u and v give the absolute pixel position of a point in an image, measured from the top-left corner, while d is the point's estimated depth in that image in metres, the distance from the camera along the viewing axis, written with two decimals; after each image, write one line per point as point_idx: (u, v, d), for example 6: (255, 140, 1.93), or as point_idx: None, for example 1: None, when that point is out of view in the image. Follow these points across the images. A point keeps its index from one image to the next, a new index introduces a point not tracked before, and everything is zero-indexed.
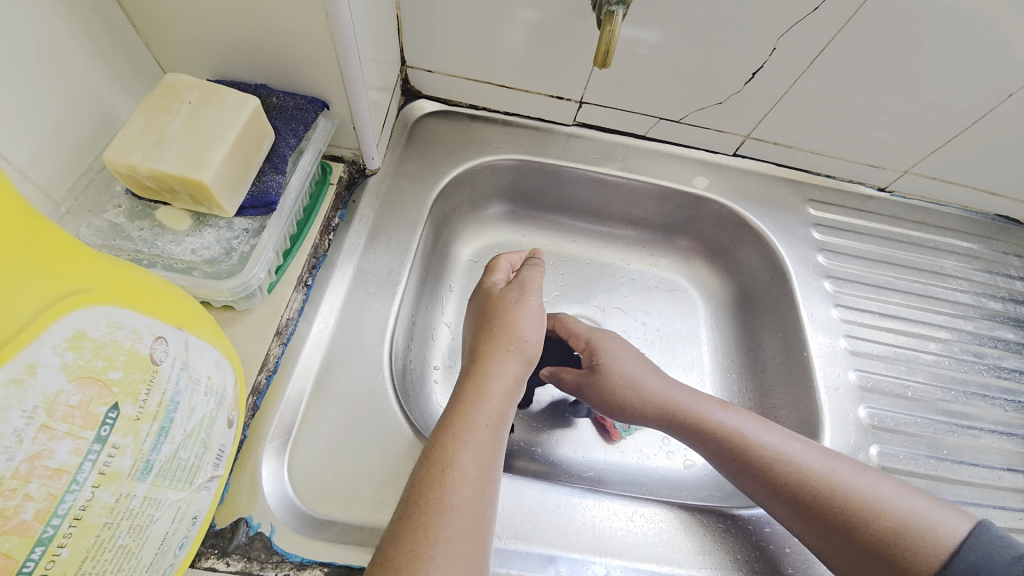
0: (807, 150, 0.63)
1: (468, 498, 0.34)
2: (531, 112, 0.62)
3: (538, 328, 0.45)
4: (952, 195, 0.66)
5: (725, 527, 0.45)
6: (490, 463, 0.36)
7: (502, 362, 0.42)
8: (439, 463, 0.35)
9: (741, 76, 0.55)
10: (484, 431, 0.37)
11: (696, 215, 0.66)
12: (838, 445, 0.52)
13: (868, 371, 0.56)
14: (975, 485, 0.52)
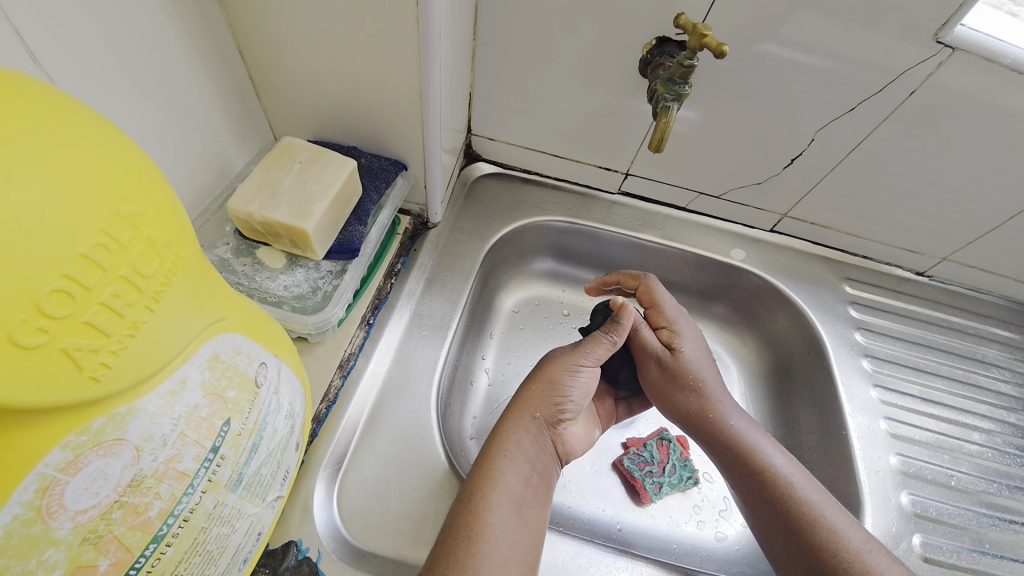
0: (843, 231, 0.66)
1: (512, 531, 0.38)
2: (579, 180, 0.68)
3: (581, 395, 0.46)
4: (993, 284, 0.66)
5: None
6: (525, 506, 0.40)
7: (543, 409, 0.45)
8: (483, 495, 0.39)
9: (780, 161, 0.59)
10: (520, 471, 0.41)
11: (732, 284, 0.68)
12: (879, 531, 0.50)
13: (910, 456, 0.55)
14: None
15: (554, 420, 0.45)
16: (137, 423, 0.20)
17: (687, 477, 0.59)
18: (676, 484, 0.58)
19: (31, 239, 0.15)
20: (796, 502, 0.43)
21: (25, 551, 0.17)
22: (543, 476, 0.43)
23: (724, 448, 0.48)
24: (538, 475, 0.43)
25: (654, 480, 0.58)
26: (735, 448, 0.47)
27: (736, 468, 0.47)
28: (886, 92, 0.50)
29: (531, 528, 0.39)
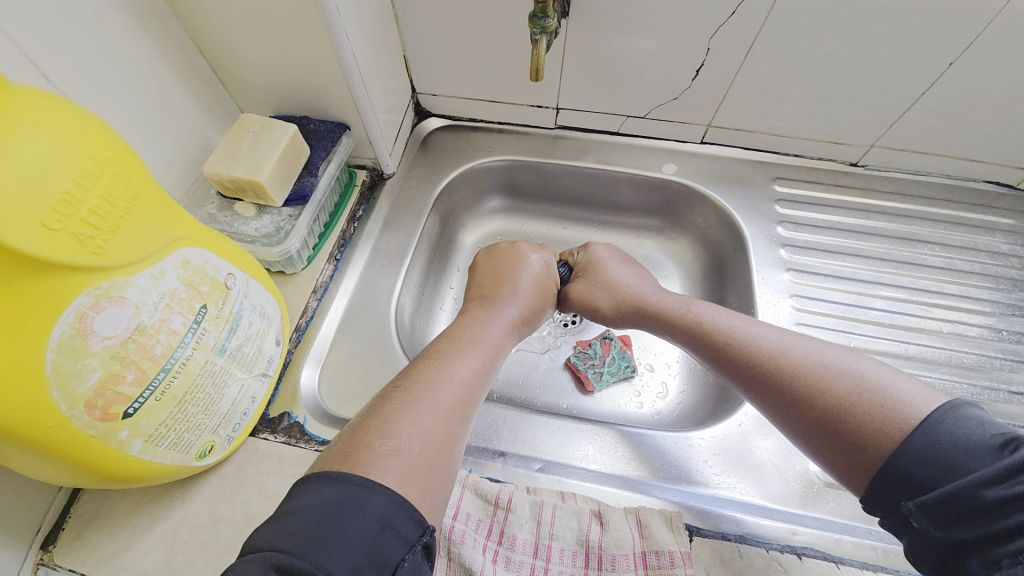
0: (769, 133, 0.69)
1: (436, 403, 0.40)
2: (519, 120, 0.75)
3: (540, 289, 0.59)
4: (928, 165, 0.68)
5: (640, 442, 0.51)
6: (461, 407, 0.42)
7: (478, 331, 0.51)
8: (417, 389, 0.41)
9: (687, 74, 0.63)
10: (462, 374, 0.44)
11: (669, 198, 0.74)
12: None
13: (809, 324, 0.61)
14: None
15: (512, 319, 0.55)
16: (133, 290, 0.32)
17: (626, 367, 0.68)
18: (616, 372, 0.68)
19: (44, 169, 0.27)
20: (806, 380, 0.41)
21: (74, 356, 0.30)
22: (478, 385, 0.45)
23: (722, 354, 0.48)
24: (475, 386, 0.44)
25: (596, 370, 0.68)
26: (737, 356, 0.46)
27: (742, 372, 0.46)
28: None
29: (460, 406, 0.41)
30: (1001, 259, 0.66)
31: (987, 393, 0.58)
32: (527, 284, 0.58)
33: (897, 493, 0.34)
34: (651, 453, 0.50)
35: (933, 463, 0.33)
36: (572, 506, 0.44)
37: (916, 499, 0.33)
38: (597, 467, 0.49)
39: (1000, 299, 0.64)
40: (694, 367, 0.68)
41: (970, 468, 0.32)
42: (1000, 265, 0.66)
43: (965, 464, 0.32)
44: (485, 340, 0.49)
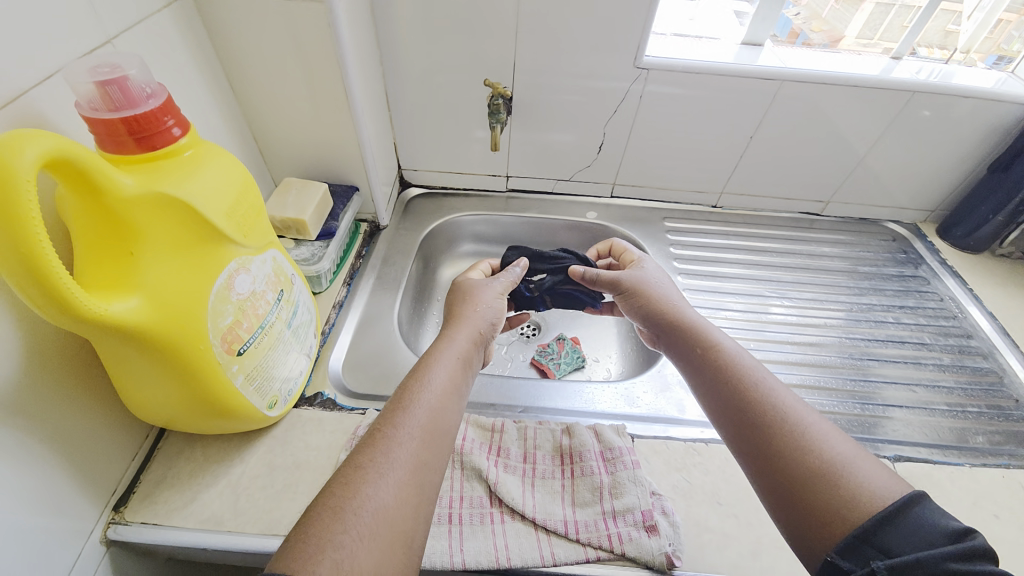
0: (656, 187, 0.99)
1: (395, 456, 0.42)
2: (479, 186, 1.02)
3: (491, 309, 0.64)
4: (760, 204, 1.00)
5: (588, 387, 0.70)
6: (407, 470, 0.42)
7: (443, 368, 0.52)
8: (358, 467, 0.40)
9: (594, 149, 0.93)
10: (409, 447, 0.43)
11: (594, 236, 1.00)
12: None
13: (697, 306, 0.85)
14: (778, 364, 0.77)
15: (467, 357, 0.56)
16: (253, 266, 0.50)
17: (578, 358, 0.87)
18: (571, 362, 0.87)
19: (227, 185, 0.46)
20: (774, 436, 0.44)
21: (223, 300, 0.46)
22: (431, 439, 0.45)
23: (711, 395, 0.51)
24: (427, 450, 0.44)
25: (555, 362, 0.86)
26: (721, 396, 0.50)
27: (720, 410, 0.50)
28: (629, 98, 0.85)
29: (412, 474, 0.42)
30: (818, 257, 0.96)
31: (825, 341, 0.81)
32: (484, 327, 0.61)
33: (867, 555, 0.35)
34: (603, 394, 0.69)
35: (907, 535, 0.35)
36: (547, 426, 0.61)
37: (885, 561, 0.34)
38: (561, 407, 0.66)
39: (822, 282, 0.91)
40: (629, 356, 0.89)
41: (939, 545, 0.34)
42: (819, 261, 0.95)
43: (929, 540, 0.35)
44: (447, 390, 0.50)
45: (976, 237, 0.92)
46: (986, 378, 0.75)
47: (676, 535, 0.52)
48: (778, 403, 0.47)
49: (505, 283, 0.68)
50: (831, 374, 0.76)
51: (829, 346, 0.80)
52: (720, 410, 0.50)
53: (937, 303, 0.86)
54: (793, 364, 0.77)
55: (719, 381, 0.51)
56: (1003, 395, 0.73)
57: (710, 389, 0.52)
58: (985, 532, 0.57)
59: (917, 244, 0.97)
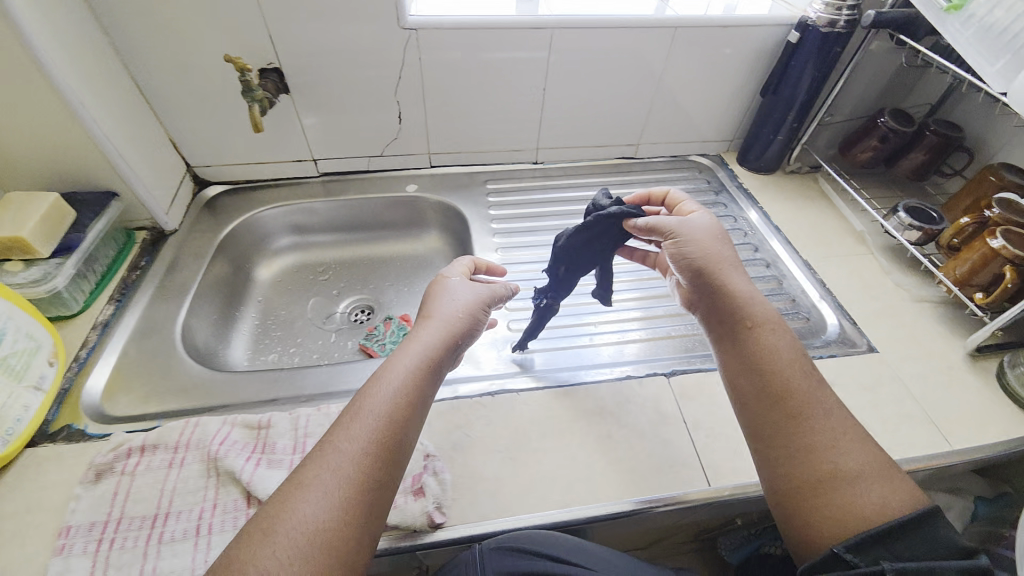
0: (470, 150, 0.98)
1: (342, 470, 0.42)
2: (289, 175, 0.96)
3: (473, 313, 0.59)
4: (577, 154, 1.02)
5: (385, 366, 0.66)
6: (341, 477, 0.41)
7: (403, 378, 0.49)
8: (302, 482, 0.41)
9: (394, 120, 0.90)
10: (343, 457, 0.42)
11: (418, 209, 0.98)
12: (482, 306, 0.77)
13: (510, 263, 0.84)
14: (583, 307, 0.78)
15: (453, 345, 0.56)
16: None
17: (405, 336, 0.85)
18: (397, 341, 0.84)
19: None
20: (809, 438, 0.47)
21: None
22: (394, 447, 0.45)
23: (740, 373, 0.53)
24: (375, 463, 0.43)
25: (381, 343, 0.83)
26: (750, 381, 0.52)
27: (749, 391, 0.52)
28: (409, 63, 0.82)
29: (360, 495, 0.41)
30: (634, 197, 0.99)
31: (632, 277, 0.84)
32: (454, 313, 0.58)
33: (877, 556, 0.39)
34: None
35: (927, 543, 0.39)
36: (324, 411, 0.58)
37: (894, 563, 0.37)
38: (351, 389, 0.63)
39: None
40: None
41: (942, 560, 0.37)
42: None
43: (931, 554, 0.38)
44: (416, 404, 0.48)
45: (766, 158, 0.98)
46: (770, 285, 0.81)
47: (443, 492, 0.52)
48: (818, 408, 0.48)
49: (489, 292, 0.62)
50: (632, 307, 0.79)
51: (632, 281, 0.83)
52: (751, 393, 0.51)
53: (733, 223, 0.92)
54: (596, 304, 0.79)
55: (755, 368, 0.52)
56: (782, 297, 0.79)
57: (759, 373, 0.52)
58: None
59: (719, 173, 1.03)
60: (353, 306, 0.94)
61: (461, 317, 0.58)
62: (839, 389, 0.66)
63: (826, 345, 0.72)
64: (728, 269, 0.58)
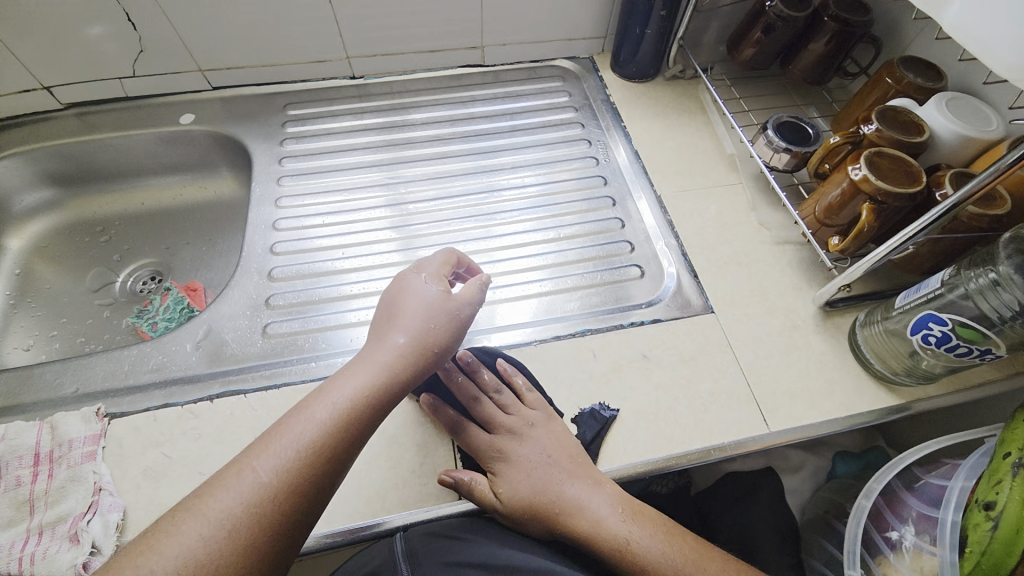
0: (260, 64, 0.77)
1: (233, 508, 0.33)
2: (22, 111, 0.74)
3: (454, 319, 0.46)
4: (405, 63, 0.81)
5: (91, 362, 0.53)
6: (255, 517, 0.33)
7: (314, 423, 0.37)
8: (257, 494, 0.34)
9: (126, 24, 0.67)
10: (241, 499, 0.33)
11: (202, 145, 0.78)
12: (242, 273, 0.62)
13: (296, 215, 0.68)
14: (411, 262, 0.64)
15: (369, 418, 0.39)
16: None
17: (185, 311, 0.70)
18: (172, 318, 0.70)
19: None
20: None
21: None
22: (276, 517, 0.34)
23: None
24: (273, 523, 0.34)
25: (154, 322, 0.70)
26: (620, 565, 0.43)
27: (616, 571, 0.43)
28: None
29: (253, 550, 0.32)
30: (473, 118, 0.80)
31: (446, 224, 0.69)
32: (406, 338, 0.43)
33: None
34: (107, 365, 0.53)
35: None
36: None
37: None
38: (39, 399, 0.51)
39: (470, 148, 0.77)
40: None
41: None
42: (472, 123, 0.80)
43: None
44: (334, 467, 0.37)
45: (637, 59, 0.78)
46: (609, 228, 0.67)
47: (108, 535, 0.42)
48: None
49: (459, 297, 0.47)
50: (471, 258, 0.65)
51: (476, 224, 0.68)
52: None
53: (586, 149, 0.76)
54: (425, 258, 0.65)
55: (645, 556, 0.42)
56: (618, 245, 0.66)
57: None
58: (527, 417, 0.51)
59: (587, 82, 0.83)
60: (144, 274, 0.78)
61: (444, 331, 0.45)
62: (651, 362, 0.55)
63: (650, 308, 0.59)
64: (568, 508, 0.44)
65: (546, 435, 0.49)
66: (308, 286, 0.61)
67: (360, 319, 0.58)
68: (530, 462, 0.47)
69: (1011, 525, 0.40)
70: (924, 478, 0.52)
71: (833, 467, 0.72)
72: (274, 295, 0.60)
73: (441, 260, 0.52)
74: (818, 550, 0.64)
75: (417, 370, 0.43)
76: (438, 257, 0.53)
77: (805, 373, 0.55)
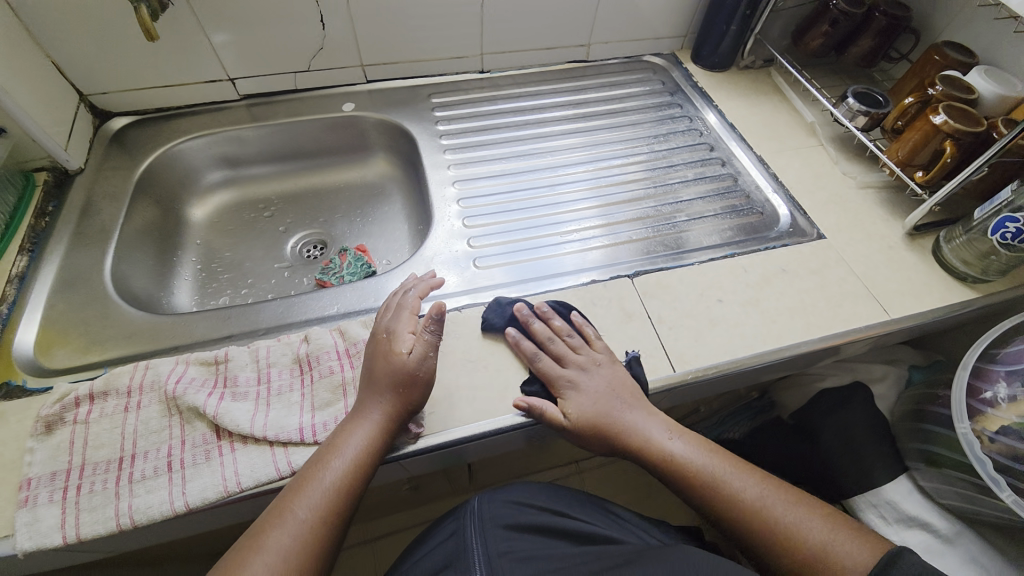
0: (408, 60, 0.90)
1: (285, 544, 0.42)
2: (206, 100, 0.86)
3: (416, 367, 0.51)
4: (525, 59, 0.96)
5: (344, 289, 0.64)
6: (295, 555, 0.42)
7: (325, 482, 0.45)
8: (294, 536, 0.43)
9: (315, 24, 0.80)
10: (286, 539, 0.43)
11: (358, 130, 0.90)
12: (439, 225, 0.75)
13: (460, 181, 0.81)
14: (485, 228, 0.75)
15: (367, 465, 0.47)
16: None
17: (363, 266, 0.81)
18: (355, 272, 0.80)
19: None
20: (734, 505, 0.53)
21: None
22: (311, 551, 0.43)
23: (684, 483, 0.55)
24: (307, 555, 0.43)
25: (338, 275, 0.80)
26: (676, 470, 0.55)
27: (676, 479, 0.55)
28: None
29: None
30: (587, 101, 0.95)
31: (586, 184, 0.82)
32: (382, 394, 0.49)
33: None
34: (356, 292, 0.64)
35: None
36: (285, 341, 0.56)
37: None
38: (311, 317, 0.61)
39: (589, 126, 0.91)
40: (418, 228, 0.87)
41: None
42: (586, 105, 0.94)
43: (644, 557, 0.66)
44: (340, 509, 0.45)
45: (720, 53, 0.95)
46: (725, 182, 0.82)
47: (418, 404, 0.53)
48: (765, 497, 0.52)
49: (419, 349, 0.51)
50: (541, 222, 0.76)
51: (542, 193, 0.81)
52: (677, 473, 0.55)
53: (688, 124, 0.91)
54: (482, 225, 0.76)
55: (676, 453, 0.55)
56: (735, 193, 0.80)
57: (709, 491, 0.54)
58: (709, 315, 0.64)
59: (674, 73, 1.00)
60: (309, 242, 0.89)
61: (411, 383, 0.50)
62: (791, 274, 0.69)
63: (778, 237, 0.74)
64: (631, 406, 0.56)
65: (615, 369, 0.59)
66: (492, 234, 0.75)
67: (450, 267, 0.70)
68: (592, 391, 0.56)
69: None
70: (999, 351, 0.66)
71: (910, 376, 0.87)
72: (470, 238, 0.74)
73: (411, 308, 0.56)
74: (914, 434, 0.78)
75: (398, 418, 0.49)
76: (412, 304, 0.57)
77: (908, 278, 0.70)
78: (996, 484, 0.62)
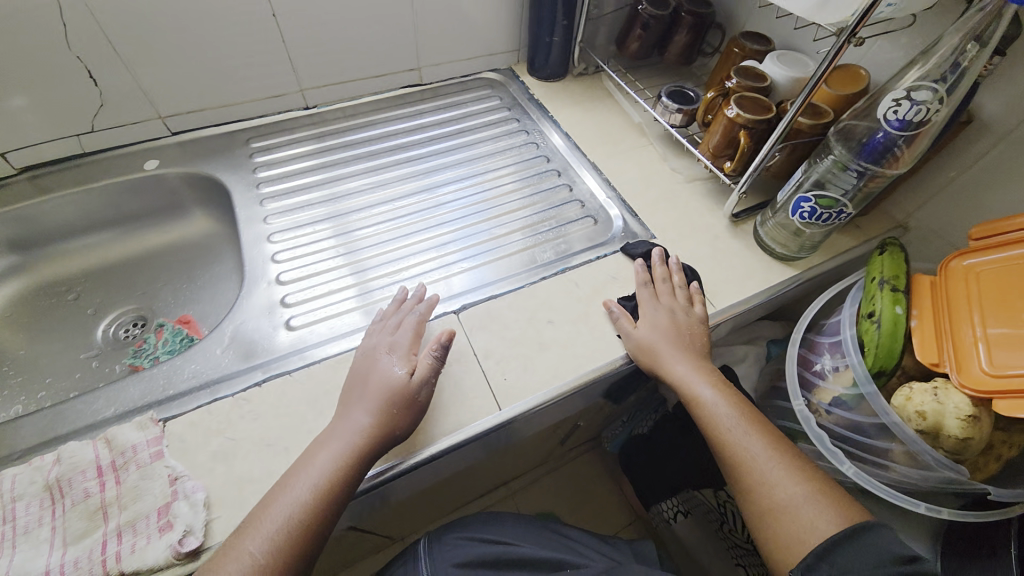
0: (216, 105, 0.82)
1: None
2: None
3: (413, 388, 0.52)
4: (353, 89, 0.90)
5: (128, 383, 0.56)
6: None
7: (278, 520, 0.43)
8: None
9: (85, 80, 0.70)
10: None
11: (169, 188, 0.81)
12: (249, 285, 0.66)
13: (278, 232, 0.73)
14: (303, 280, 0.67)
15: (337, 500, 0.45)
16: None
17: (182, 342, 0.72)
18: (171, 351, 0.71)
19: None
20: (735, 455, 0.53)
21: None
22: None
23: None
24: None
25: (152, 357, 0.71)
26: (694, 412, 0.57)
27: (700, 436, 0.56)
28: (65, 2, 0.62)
29: None
30: (422, 126, 0.90)
31: (417, 214, 0.76)
32: (372, 412, 0.50)
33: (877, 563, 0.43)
34: (140, 383, 0.56)
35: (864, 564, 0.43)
36: (34, 465, 0.47)
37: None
38: (80, 425, 0.52)
39: (425, 151, 0.86)
40: None
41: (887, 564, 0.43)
42: (422, 130, 0.89)
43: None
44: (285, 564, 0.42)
45: (553, 62, 0.94)
46: (561, 193, 0.80)
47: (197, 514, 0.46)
48: (751, 445, 0.53)
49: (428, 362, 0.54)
50: (370, 265, 0.70)
51: (375, 232, 0.74)
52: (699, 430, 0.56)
53: (525, 137, 0.89)
54: (327, 272, 0.68)
55: (717, 406, 0.56)
56: (571, 204, 0.79)
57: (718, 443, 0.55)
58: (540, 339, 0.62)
59: (512, 87, 0.98)
60: (127, 321, 0.78)
61: (406, 401, 0.51)
62: (621, 282, 0.68)
63: (610, 244, 0.73)
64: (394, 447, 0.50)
65: (662, 313, 0.62)
66: (309, 286, 0.67)
67: (333, 313, 0.64)
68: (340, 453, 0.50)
69: (890, 319, 0.58)
70: (827, 323, 0.69)
71: (769, 351, 0.90)
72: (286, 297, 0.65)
73: (415, 329, 0.58)
74: (773, 411, 0.80)
75: (388, 439, 0.49)
76: (415, 324, 0.59)
77: (733, 265, 0.71)
78: (836, 457, 0.63)
